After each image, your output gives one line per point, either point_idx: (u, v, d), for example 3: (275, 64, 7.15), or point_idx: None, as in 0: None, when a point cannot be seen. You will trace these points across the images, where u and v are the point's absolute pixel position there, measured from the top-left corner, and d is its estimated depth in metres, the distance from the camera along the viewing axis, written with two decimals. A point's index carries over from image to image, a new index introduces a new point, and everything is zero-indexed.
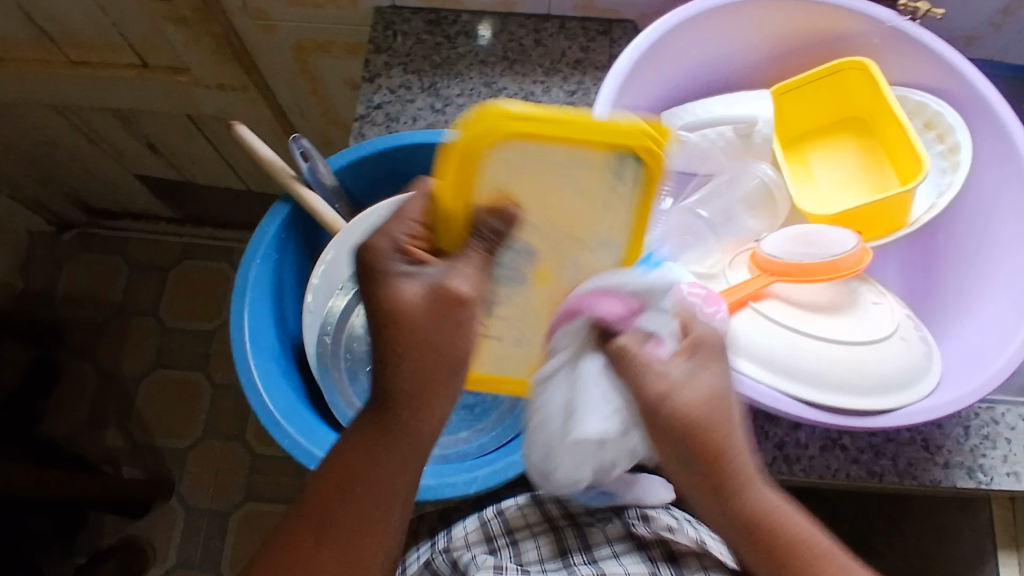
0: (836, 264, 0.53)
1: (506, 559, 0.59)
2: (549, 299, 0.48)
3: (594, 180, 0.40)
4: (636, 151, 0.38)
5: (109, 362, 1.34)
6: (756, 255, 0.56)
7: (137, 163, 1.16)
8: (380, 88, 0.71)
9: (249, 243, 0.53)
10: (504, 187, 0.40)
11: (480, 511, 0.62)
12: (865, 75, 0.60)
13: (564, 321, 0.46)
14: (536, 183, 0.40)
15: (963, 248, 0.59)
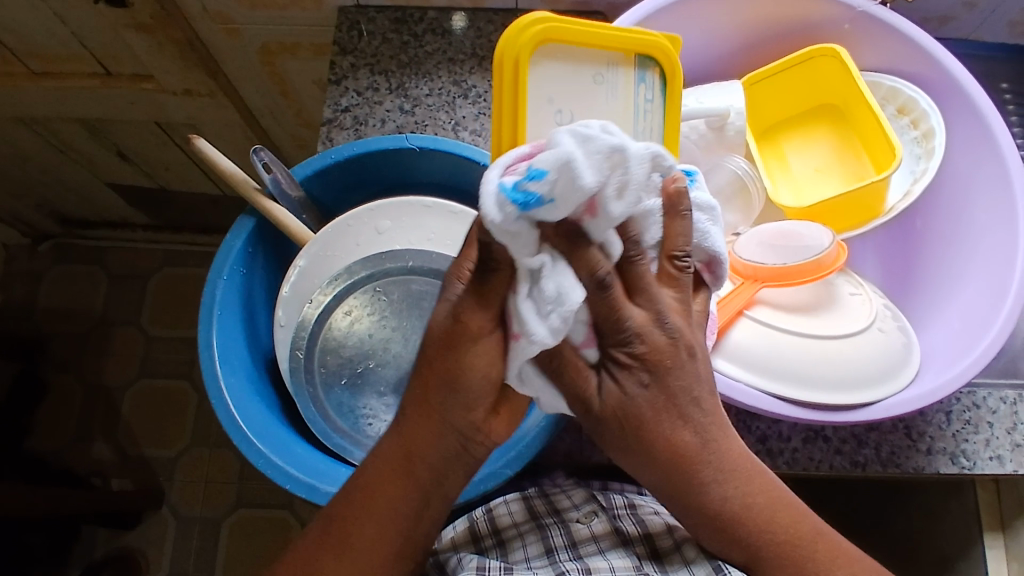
0: (821, 263, 0.53)
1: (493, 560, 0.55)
2: None
3: (625, 88, 0.41)
4: (654, 57, 0.41)
5: (93, 373, 1.32)
6: (736, 261, 0.55)
7: (109, 171, 1.14)
8: (347, 90, 0.70)
9: (215, 258, 0.52)
10: (547, 87, 0.39)
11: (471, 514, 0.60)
12: (837, 62, 0.59)
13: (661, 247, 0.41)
14: (575, 89, 0.40)
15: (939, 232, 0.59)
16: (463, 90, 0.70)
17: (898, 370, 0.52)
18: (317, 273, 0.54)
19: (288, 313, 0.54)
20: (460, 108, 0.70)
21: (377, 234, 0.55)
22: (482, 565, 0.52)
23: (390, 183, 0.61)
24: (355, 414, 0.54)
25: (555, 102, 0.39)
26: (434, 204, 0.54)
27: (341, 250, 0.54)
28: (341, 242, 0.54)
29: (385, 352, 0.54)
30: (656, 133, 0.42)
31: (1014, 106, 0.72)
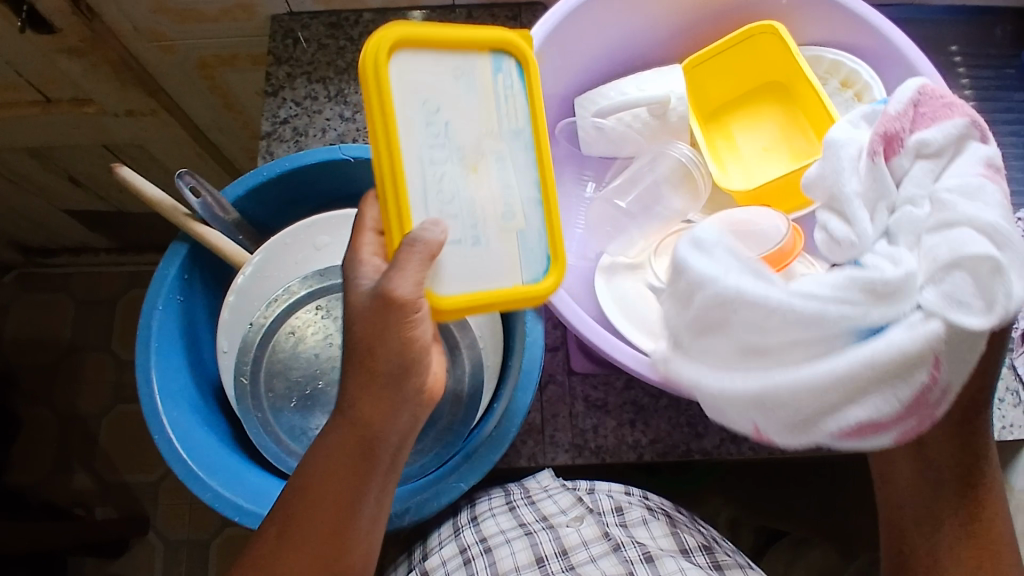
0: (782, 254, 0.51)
1: (482, 572, 0.55)
2: (489, 194, 0.42)
3: (485, 80, 0.41)
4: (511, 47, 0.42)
5: (67, 404, 1.30)
6: None
7: (64, 198, 1.12)
8: (284, 101, 0.68)
9: (149, 289, 0.50)
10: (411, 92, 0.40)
11: (456, 517, 0.59)
12: (777, 39, 0.58)
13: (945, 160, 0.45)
14: (437, 87, 0.41)
15: None
16: None
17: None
18: (256, 296, 0.53)
19: (230, 339, 0.53)
20: None
21: (315, 251, 0.54)
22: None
23: (331, 196, 0.59)
24: (308, 436, 0.52)
25: (421, 97, 0.40)
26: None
27: (278, 271, 0.53)
28: (278, 262, 0.53)
29: (332, 370, 0.53)
30: (522, 116, 0.42)
31: (966, 69, 0.71)
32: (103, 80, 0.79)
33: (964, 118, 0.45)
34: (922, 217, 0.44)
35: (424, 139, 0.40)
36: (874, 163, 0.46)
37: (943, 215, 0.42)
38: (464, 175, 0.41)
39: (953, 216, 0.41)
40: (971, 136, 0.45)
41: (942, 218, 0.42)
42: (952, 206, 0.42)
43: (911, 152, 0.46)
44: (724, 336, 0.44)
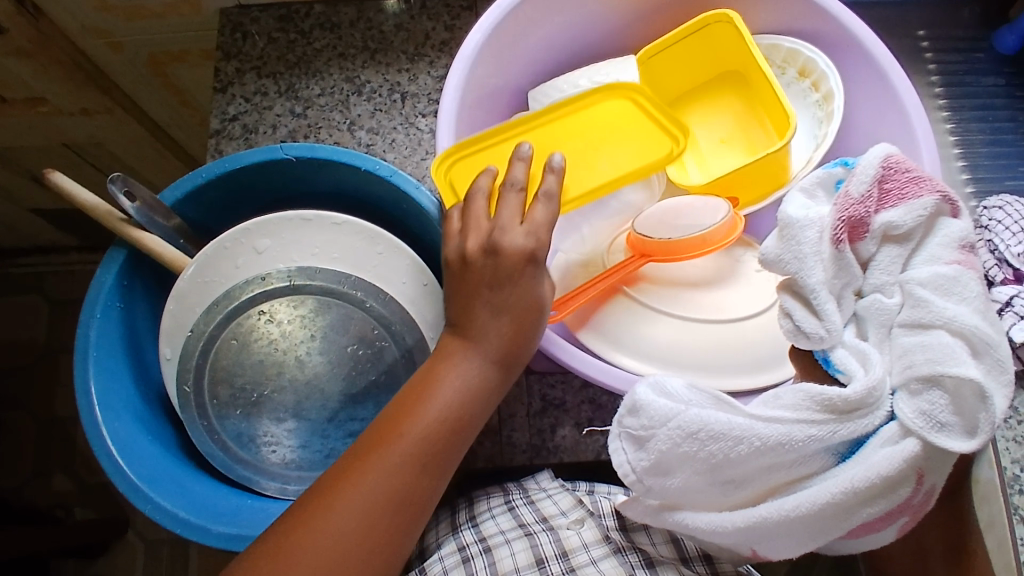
0: (706, 240, 0.52)
1: (480, 571, 0.54)
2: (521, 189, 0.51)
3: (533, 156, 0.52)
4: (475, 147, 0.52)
5: (44, 405, 1.29)
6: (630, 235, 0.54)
7: (27, 197, 1.09)
8: (234, 97, 0.66)
9: (86, 299, 0.49)
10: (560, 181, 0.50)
11: (452, 517, 0.59)
12: (731, 28, 0.57)
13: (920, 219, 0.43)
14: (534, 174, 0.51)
15: None
16: (357, 86, 0.67)
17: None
18: (195, 301, 0.51)
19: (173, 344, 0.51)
20: (355, 105, 0.66)
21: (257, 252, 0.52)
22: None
23: (281, 199, 0.58)
24: (256, 442, 0.52)
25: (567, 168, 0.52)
26: (319, 218, 0.52)
27: (220, 275, 0.51)
28: (218, 265, 0.51)
29: (278, 378, 0.51)
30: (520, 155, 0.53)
31: (931, 54, 0.70)
32: (55, 80, 0.78)
33: (930, 199, 0.43)
34: (897, 313, 0.42)
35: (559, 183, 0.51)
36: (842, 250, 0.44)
37: (916, 316, 0.41)
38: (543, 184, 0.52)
39: (927, 320, 0.40)
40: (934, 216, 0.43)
41: (913, 321, 0.41)
42: (925, 305, 0.41)
43: (876, 234, 0.44)
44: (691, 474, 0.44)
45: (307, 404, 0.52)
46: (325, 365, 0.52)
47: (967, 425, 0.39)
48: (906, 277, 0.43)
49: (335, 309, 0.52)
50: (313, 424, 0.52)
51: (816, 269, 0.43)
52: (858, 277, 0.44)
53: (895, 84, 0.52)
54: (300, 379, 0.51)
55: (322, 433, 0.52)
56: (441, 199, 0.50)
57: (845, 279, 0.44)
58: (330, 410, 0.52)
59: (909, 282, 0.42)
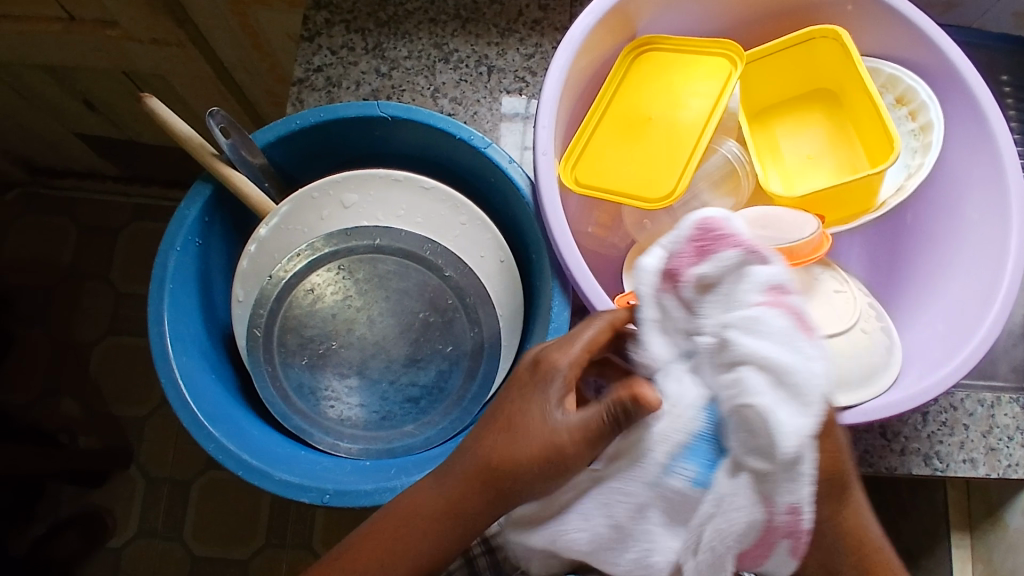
0: (792, 253, 0.50)
1: None
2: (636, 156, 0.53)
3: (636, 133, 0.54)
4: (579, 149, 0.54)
5: (61, 329, 1.29)
6: None
7: (76, 120, 1.08)
8: (320, 48, 0.66)
9: (168, 228, 0.49)
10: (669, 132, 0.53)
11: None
12: (838, 45, 0.57)
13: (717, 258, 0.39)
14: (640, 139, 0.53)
15: (928, 227, 0.58)
16: (444, 54, 0.66)
17: (874, 363, 0.50)
18: (273, 249, 0.51)
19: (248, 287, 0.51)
20: (440, 73, 0.66)
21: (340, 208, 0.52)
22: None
23: (361, 158, 0.58)
24: (316, 395, 0.52)
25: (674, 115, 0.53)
26: (409, 182, 0.52)
27: (301, 226, 0.51)
28: (301, 215, 0.51)
29: (346, 334, 0.52)
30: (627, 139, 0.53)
31: (1014, 102, 0.69)
32: (133, 6, 0.77)
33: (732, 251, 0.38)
34: (713, 355, 0.38)
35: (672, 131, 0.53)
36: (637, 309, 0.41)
37: (726, 360, 0.38)
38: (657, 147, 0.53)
39: (737, 357, 0.37)
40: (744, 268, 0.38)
41: (723, 359, 0.38)
42: (750, 347, 0.36)
43: (688, 281, 0.39)
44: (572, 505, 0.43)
45: (372, 364, 0.52)
46: (394, 328, 0.52)
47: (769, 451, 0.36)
48: (723, 328, 0.38)
49: (409, 274, 0.53)
50: (375, 384, 0.52)
51: (645, 309, 0.40)
52: (694, 332, 0.39)
53: (994, 126, 0.52)
54: (368, 340, 0.52)
55: (383, 394, 0.52)
56: (534, 178, 0.50)
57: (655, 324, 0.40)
58: (394, 372, 0.52)
59: (723, 330, 0.37)
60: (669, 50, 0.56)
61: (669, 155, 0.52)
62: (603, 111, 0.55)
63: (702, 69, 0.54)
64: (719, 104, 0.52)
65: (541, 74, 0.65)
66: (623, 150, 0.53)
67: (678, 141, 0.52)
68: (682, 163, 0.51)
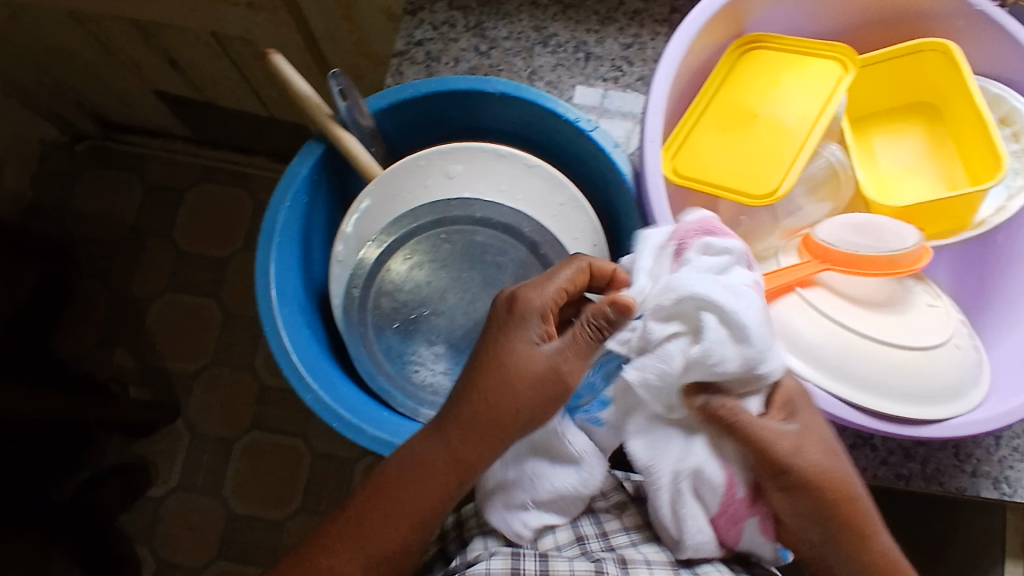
0: (895, 261, 0.51)
1: None
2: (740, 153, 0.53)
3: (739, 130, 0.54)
4: (680, 143, 0.54)
5: (120, 282, 1.32)
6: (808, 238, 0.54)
7: (156, 78, 1.11)
8: (422, 23, 0.67)
9: (281, 181, 0.50)
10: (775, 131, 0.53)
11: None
12: (946, 60, 0.56)
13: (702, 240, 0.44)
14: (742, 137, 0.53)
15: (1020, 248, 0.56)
16: (543, 38, 0.66)
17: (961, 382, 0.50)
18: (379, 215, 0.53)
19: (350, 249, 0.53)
20: (538, 56, 0.66)
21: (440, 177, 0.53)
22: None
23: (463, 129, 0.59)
24: (403, 360, 0.53)
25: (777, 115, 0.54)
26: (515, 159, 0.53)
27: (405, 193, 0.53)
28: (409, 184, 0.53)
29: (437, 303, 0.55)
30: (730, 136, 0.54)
31: None
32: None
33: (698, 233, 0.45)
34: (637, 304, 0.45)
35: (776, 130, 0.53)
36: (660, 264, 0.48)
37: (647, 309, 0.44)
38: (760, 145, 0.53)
39: (650, 299, 0.43)
40: (696, 247, 0.44)
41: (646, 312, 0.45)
42: (660, 288, 0.43)
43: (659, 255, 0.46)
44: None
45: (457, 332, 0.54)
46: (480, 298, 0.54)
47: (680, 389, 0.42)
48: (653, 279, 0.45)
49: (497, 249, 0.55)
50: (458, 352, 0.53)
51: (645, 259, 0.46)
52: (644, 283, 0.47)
53: None
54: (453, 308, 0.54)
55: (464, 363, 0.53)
56: (640, 167, 0.50)
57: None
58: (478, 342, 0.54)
59: (660, 280, 0.44)
60: (777, 50, 0.56)
61: (774, 153, 0.52)
62: (707, 105, 0.55)
63: (811, 71, 0.54)
64: (827, 106, 0.53)
65: (638, 64, 0.66)
66: (726, 144, 0.53)
67: (783, 141, 0.53)
68: (788, 163, 0.52)
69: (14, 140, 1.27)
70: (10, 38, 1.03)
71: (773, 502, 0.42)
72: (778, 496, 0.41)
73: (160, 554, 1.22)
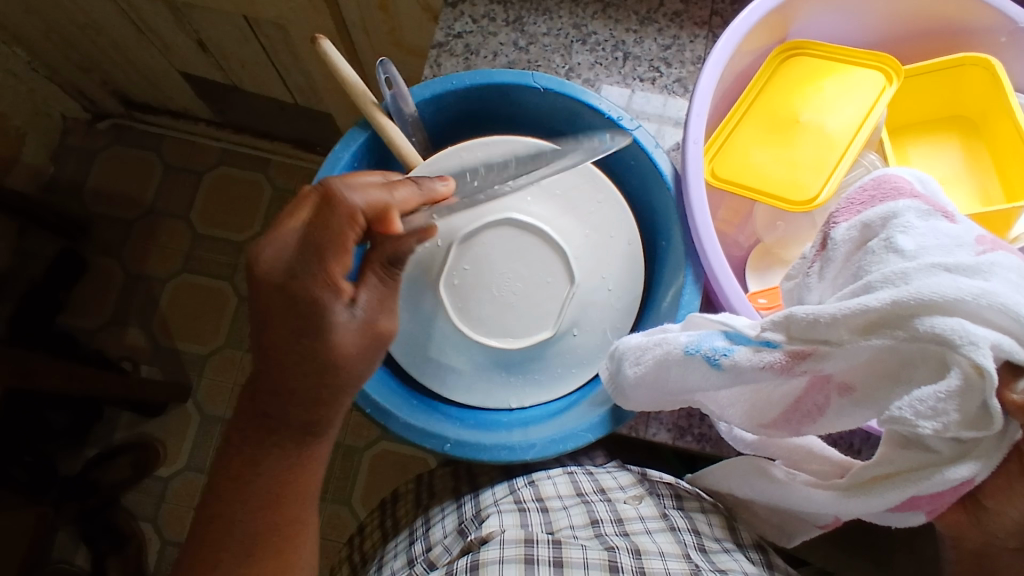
0: None
1: (535, 524, 0.54)
2: (779, 158, 0.53)
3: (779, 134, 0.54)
4: (719, 145, 0.54)
5: (136, 262, 1.33)
6: None
7: (184, 59, 1.11)
8: (462, 15, 0.67)
9: (322, 167, 0.51)
10: (816, 135, 0.53)
11: (512, 481, 0.60)
12: (989, 75, 0.56)
13: (882, 201, 0.41)
14: (783, 141, 0.54)
15: None
16: (582, 35, 0.67)
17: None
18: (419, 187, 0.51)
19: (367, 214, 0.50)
20: (577, 53, 0.66)
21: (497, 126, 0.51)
22: (529, 552, 0.50)
23: (504, 117, 0.60)
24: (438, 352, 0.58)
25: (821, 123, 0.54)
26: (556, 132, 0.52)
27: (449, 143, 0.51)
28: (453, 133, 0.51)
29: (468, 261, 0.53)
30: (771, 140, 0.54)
31: None
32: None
33: (911, 200, 0.39)
34: (895, 309, 0.36)
35: (820, 136, 0.53)
36: (868, 246, 0.40)
37: (921, 320, 0.35)
38: (802, 150, 0.53)
39: (934, 302, 0.35)
40: (932, 221, 0.39)
41: (900, 320, 0.36)
42: (950, 286, 0.35)
43: (887, 235, 0.39)
44: (671, 400, 0.48)
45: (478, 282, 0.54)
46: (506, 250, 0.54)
47: (981, 417, 0.35)
48: (908, 275, 0.36)
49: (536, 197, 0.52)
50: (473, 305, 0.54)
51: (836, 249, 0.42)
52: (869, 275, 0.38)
53: None
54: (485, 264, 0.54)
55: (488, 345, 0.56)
56: (680, 167, 0.51)
57: (858, 279, 0.40)
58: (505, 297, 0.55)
59: (927, 271, 0.36)
60: (820, 57, 0.56)
61: (816, 160, 0.53)
62: (749, 107, 0.56)
63: (855, 79, 0.55)
64: (867, 114, 0.53)
65: (676, 65, 0.66)
66: (765, 148, 0.54)
67: (824, 147, 0.53)
68: (828, 168, 0.52)
69: (38, 114, 1.28)
70: (42, 13, 1.04)
71: (993, 512, 0.38)
72: (997, 506, 0.38)
73: (165, 534, 1.21)
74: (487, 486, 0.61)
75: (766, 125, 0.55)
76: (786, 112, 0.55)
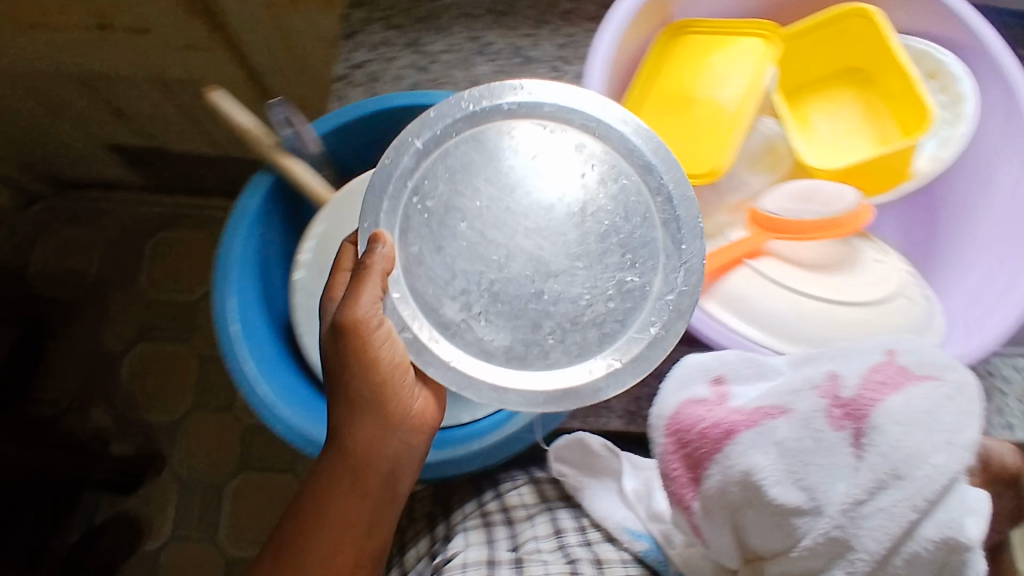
0: (837, 221, 0.53)
1: (501, 541, 0.55)
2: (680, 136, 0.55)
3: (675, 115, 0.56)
4: None
5: (88, 341, 1.30)
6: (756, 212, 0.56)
7: (104, 127, 1.10)
8: (360, 45, 0.67)
9: (232, 221, 0.53)
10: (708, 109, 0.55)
11: (479, 493, 0.61)
12: (868, 23, 0.58)
13: None
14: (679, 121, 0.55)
15: (965, 198, 0.61)
16: (480, 46, 0.68)
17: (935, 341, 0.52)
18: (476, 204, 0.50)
19: (442, 247, 0.49)
20: (478, 65, 0.68)
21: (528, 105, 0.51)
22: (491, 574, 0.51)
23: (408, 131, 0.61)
24: None
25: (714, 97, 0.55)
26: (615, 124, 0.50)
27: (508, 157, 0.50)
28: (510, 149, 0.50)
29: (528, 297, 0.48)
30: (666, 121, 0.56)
31: None
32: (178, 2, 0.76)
33: None
34: None
35: (715, 109, 0.55)
36: None
37: None
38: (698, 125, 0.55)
39: None
40: None
41: None
42: None
43: None
44: None
45: (543, 323, 0.49)
46: (583, 287, 0.49)
47: None
48: None
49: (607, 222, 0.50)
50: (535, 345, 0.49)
51: None
52: None
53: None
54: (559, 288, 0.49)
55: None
56: None
57: None
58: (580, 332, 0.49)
59: None
60: (703, 32, 0.58)
61: (713, 132, 0.54)
62: (643, 93, 0.57)
63: (737, 49, 0.56)
64: (755, 81, 0.55)
65: (575, 62, 0.67)
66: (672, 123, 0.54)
67: (719, 119, 0.54)
68: (726, 137, 0.53)
69: None
70: None
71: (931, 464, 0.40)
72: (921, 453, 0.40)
73: None
74: (458, 501, 0.62)
75: (658, 110, 0.56)
76: (679, 93, 0.56)
